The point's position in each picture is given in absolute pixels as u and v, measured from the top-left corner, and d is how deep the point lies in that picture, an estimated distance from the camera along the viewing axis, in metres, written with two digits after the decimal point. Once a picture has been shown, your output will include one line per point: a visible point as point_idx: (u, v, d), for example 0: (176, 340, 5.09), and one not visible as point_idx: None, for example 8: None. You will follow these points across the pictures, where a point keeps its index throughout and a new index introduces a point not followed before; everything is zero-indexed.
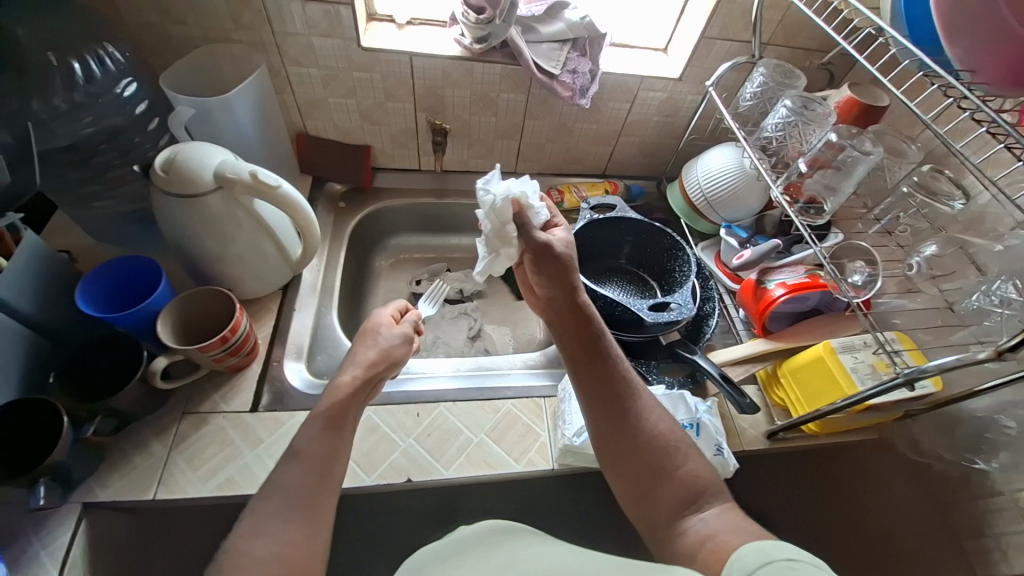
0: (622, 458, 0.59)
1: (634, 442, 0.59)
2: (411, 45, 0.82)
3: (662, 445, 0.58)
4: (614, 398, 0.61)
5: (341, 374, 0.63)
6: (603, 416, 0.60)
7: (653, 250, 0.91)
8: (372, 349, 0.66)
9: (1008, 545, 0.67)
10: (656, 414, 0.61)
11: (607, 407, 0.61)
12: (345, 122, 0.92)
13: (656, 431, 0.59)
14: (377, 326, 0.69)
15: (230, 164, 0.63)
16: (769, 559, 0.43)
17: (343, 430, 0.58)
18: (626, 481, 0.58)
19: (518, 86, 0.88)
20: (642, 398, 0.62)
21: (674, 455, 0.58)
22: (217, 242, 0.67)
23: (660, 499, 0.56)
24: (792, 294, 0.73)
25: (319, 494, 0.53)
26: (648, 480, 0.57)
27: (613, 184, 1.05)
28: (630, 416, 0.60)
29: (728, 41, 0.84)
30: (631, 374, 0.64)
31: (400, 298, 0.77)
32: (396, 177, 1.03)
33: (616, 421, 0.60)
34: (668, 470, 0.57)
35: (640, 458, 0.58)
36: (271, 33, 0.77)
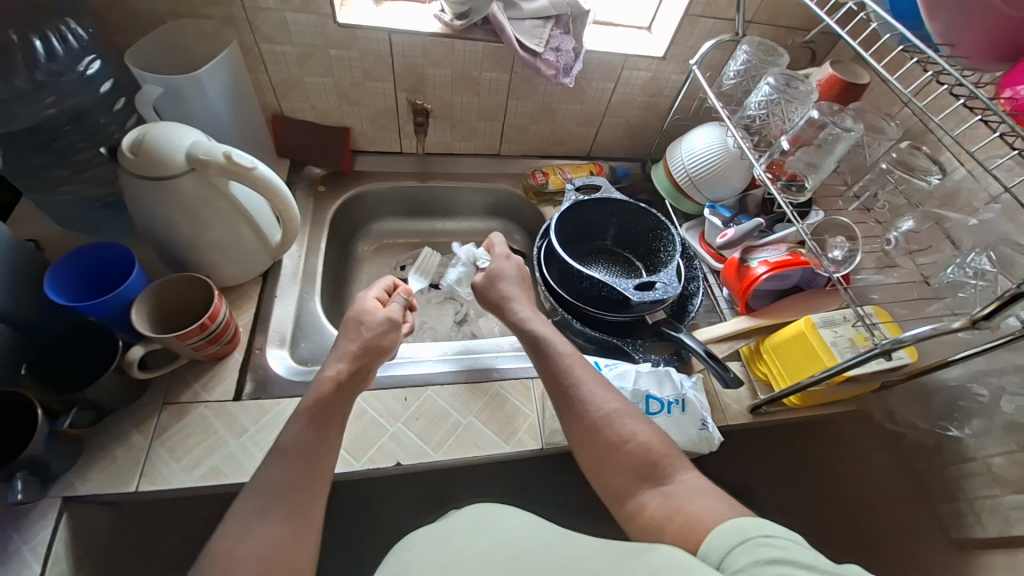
0: (576, 443, 0.60)
1: (584, 428, 0.59)
2: (390, 21, 0.79)
3: (609, 425, 0.59)
4: (557, 390, 0.63)
5: (330, 364, 0.63)
6: (556, 404, 0.63)
7: (638, 232, 0.91)
8: (361, 332, 0.66)
9: (981, 508, 0.69)
10: (603, 395, 0.62)
11: (556, 398, 0.63)
12: (323, 103, 0.89)
13: (603, 411, 0.60)
14: (360, 312, 0.68)
15: (203, 145, 0.61)
16: (746, 537, 0.43)
17: (329, 422, 0.58)
18: (589, 466, 0.59)
19: (500, 65, 0.86)
20: (588, 380, 0.63)
21: (624, 431, 0.58)
22: (193, 227, 0.65)
23: (619, 476, 0.56)
24: (774, 271, 0.74)
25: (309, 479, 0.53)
26: (596, 456, 0.58)
27: (598, 166, 1.04)
28: (574, 400, 0.61)
29: (712, 19, 0.84)
30: (575, 360, 0.65)
31: (386, 277, 0.76)
32: (377, 160, 1.00)
33: (566, 407, 0.62)
34: (617, 446, 0.57)
35: (589, 441, 0.59)
36: (241, 8, 0.74)
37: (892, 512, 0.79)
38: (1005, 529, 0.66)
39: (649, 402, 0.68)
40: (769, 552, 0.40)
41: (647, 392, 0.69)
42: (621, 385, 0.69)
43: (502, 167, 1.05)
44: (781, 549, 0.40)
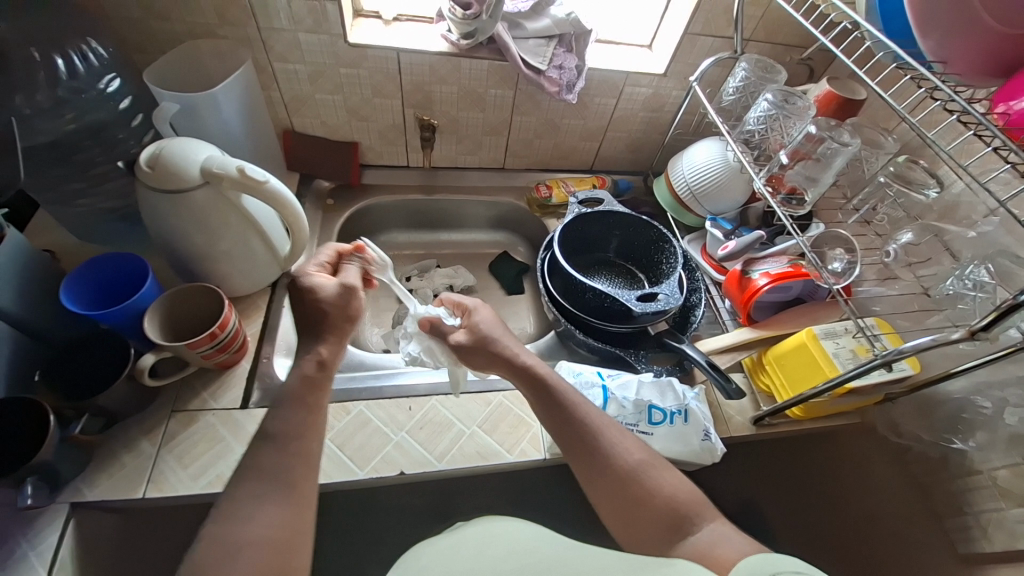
0: (603, 499, 0.57)
1: (611, 482, 0.57)
2: (398, 41, 0.82)
3: (638, 478, 0.57)
4: (578, 443, 0.60)
5: (324, 346, 0.62)
6: (576, 459, 0.59)
7: (641, 244, 0.92)
8: (322, 306, 0.63)
9: (988, 522, 0.69)
10: (623, 444, 0.60)
11: (576, 451, 0.59)
12: (333, 119, 0.92)
13: (628, 463, 0.58)
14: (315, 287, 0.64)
15: (217, 159, 0.63)
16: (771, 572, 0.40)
17: (321, 403, 0.58)
18: (611, 522, 0.57)
19: (505, 82, 0.89)
20: (608, 430, 0.61)
21: (651, 482, 0.57)
22: (205, 239, 0.67)
23: (649, 532, 0.55)
24: (776, 282, 0.75)
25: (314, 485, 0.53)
26: (628, 511, 0.56)
27: (600, 179, 1.06)
28: (598, 453, 0.59)
29: (711, 38, 0.86)
30: (589, 408, 0.63)
31: (322, 245, 0.70)
32: (385, 174, 1.03)
33: (589, 463, 0.58)
34: (644, 499, 0.56)
35: (619, 497, 0.56)
36: (256, 29, 0.77)
37: (898, 539, 0.77)
38: (1013, 542, 0.66)
39: (651, 412, 0.69)
40: None
41: (650, 402, 0.69)
42: (624, 395, 0.69)
43: (507, 180, 1.07)
44: None
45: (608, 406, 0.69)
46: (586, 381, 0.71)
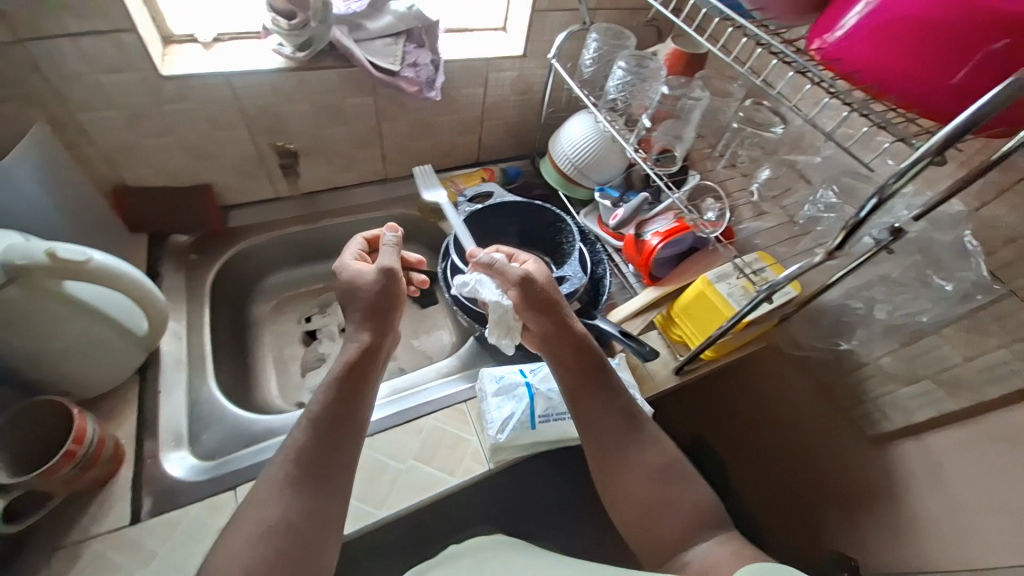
0: (621, 495, 0.61)
1: (638, 483, 0.60)
2: (226, 65, 0.73)
3: (665, 479, 0.60)
4: (615, 439, 0.63)
5: (369, 333, 0.66)
6: (606, 454, 0.62)
7: (539, 229, 0.92)
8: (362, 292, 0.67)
9: (882, 404, 0.78)
10: (657, 442, 0.63)
11: (609, 446, 0.62)
12: (174, 165, 0.80)
13: (658, 463, 0.61)
14: (354, 274, 0.69)
15: (19, 248, 0.52)
16: None
17: (360, 394, 0.62)
18: (624, 518, 0.61)
19: (361, 90, 0.82)
20: (645, 428, 0.64)
21: (675, 484, 0.60)
22: (34, 341, 0.56)
23: (664, 526, 0.58)
24: (667, 240, 0.79)
25: (330, 465, 0.57)
26: (646, 512, 0.59)
27: (488, 171, 1.04)
28: (631, 450, 0.62)
29: (560, 12, 0.86)
30: (632, 405, 0.65)
31: (355, 237, 0.75)
32: (254, 212, 0.92)
33: (620, 448, 0.62)
34: (666, 500, 0.59)
35: (638, 495, 0.60)
36: (41, 80, 0.64)
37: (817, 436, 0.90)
38: (908, 417, 0.75)
39: None
40: None
41: None
42: (548, 388, 0.70)
43: (393, 191, 1.02)
44: None
45: (535, 403, 0.68)
46: (510, 384, 0.70)
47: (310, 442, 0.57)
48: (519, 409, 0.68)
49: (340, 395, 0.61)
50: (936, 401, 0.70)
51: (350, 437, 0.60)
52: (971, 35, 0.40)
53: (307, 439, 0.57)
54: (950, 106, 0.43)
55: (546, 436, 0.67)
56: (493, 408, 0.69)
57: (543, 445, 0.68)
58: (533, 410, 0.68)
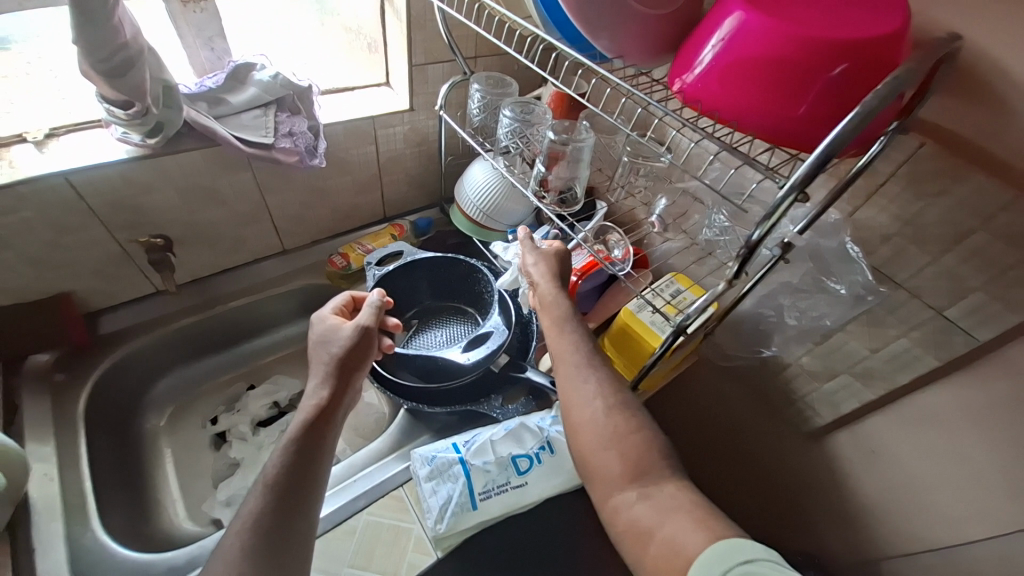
0: (575, 426, 0.56)
1: (592, 408, 0.55)
2: (65, 162, 0.64)
3: (623, 410, 0.55)
4: (579, 369, 0.59)
5: (331, 388, 0.61)
6: (566, 383, 0.59)
7: (455, 280, 0.88)
8: (334, 346, 0.63)
9: (811, 401, 0.80)
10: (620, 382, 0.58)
11: (569, 379, 0.59)
12: (14, 280, 0.69)
13: (617, 397, 0.56)
14: (331, 329, 0.65)
15: None
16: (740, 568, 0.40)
17: (316, 455, 0.56)
18: (580, 450, 0.55)
19: (235, 167, 0.76)
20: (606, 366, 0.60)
21: (632, 419, 0.55)
22: None
23: (615, 460, 0.52)
24: (585, 275, 0.78)
25: (286, 526, 0.50)
26: (602, 443, 0.53)
27: (397, 226, 0.99)
28: (592, 378, 0.58)
29: (437, 64, 0.85)
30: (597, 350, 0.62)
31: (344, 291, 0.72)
32: (132, 313, 0.82)
33: (577, 383, 0.58)
34: (622, 433, 0.53)
35: (593, 425, 0.54)
36: None
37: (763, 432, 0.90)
38: (837, 410, 0.76)
39: (516, 462, 0.66)
40: None
41: (511, 454, 0.66)
42: (483, 460, 0.65)
43: (296, 263, 0.95)
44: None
45: (472, 480, 0.64)
46: (443, 464, 0.65)
47: (267, 504, 0.51)
48: (456, 491, 0.63)
49: (300, 447, 0.55)
50: (856, 392, 0.72)
51: (313, 496, 0.54)
52: (812, 65, 0.42)
53: (261, 503, 0.51)
54: (800, 138, 0.45)
55: (491, 512, 0.63)
56: (428, 494, 0.64)
57: (489, 520, 0.63)
58: (471, 488, 0.63)
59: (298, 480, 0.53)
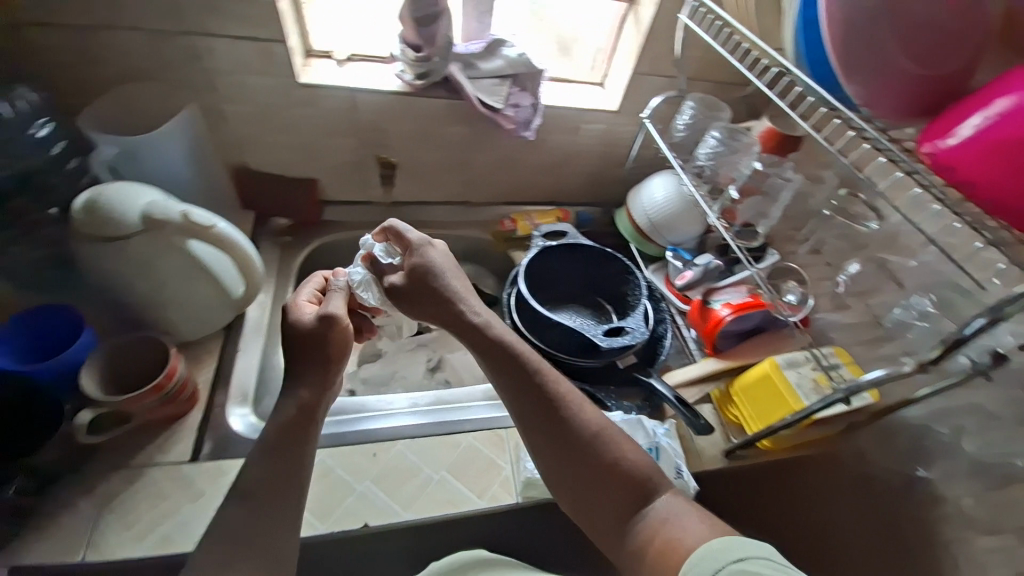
0: (554, 477, 0.56)
1: (565, 455, 0.55)
2: (352, 81, 0.82)
3: (597, 443, 0.56)
4: (545, 410, 0.57)
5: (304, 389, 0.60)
6: (533, 433, 0.57)
7: (606, 273, 0.91)
8: (301, 340, 0.60)
9: (956, 550, 0.67)
10: (587, 409, 0.58)
11: (537, 429, 0.57)
12: (285, 158, 0.90)
13: (590, 427, 0.57)
14: (296, 321, 0.61)
15: (158, 205, 0.60)
16: (741, 556, 0.45)
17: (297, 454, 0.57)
18: (568, 499, 0.56)
19: (461, 121, 0.89)
20: (571, 395, 0.58)
21: (610, 450, 0.55)
22: (149, 286, 0.64)
23: (602, 504, 0.54)
24: (738, 313, 0.77)
25: (269, 514, 0.54)
26: (588, 491, 0.55)
27: (563, 212, 1.06)
28: (559, 422, 0.56)
29: (658, 77, 0.89)
30: (561, 380, 0.59)
31: (314, 273, 0.68)
32: (342, 211, 1.00)
33: (541, 427, 0.56)
34: (605, 471, 0.55)
35: (574, 470, 0.55)
36: (200, 72, 0.74)
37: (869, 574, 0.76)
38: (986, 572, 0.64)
39: None
40: None
41: None
42: None
43: (470, 215, 1.07)
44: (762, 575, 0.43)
45: None
46: None
47: (239, 514, 0.54)
48: None
49: (271, 449, 0.57)
50: None
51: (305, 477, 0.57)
52: None
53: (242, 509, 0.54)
54: None
55: None
56: None
57: None
58: None
59: (286, 474, 0.56)
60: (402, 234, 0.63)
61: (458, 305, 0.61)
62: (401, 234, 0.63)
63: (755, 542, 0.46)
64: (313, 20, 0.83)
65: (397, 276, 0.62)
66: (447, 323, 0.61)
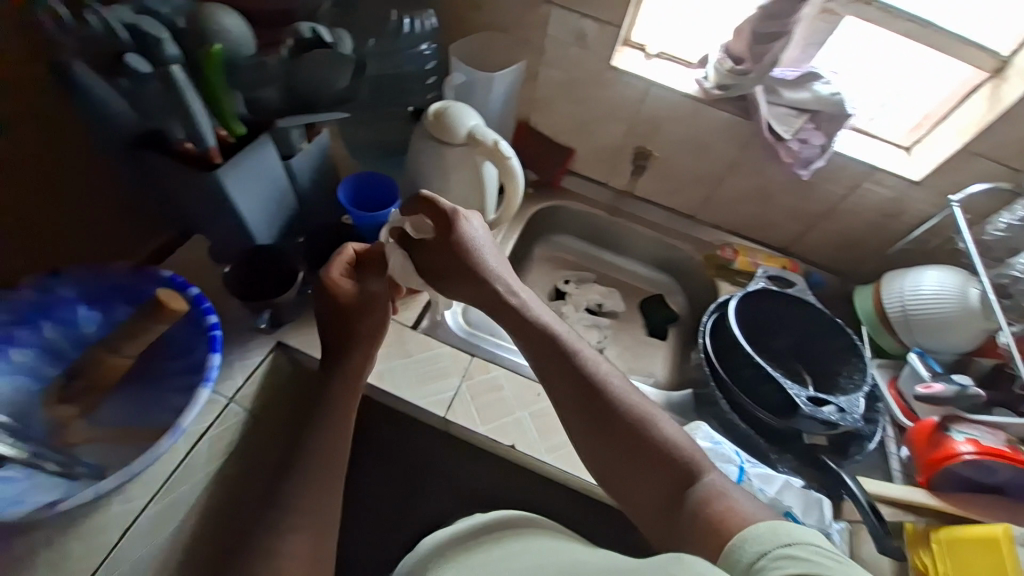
0: (596, 460, 0.58)
1: (604, 436, 0.57)
2: (655, 75, 0.87)
3: (639, 421, 0.57)
4: (580, 389, 0.59)
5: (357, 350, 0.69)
6: (568, 412, 0.59)
7: (827, 344, 0.85)
8: (329, 312, 0.70)
9: None
10: (625, 388, 0.60)
11: (574, 410, 0.59)
12: (563, 124, 0.99)
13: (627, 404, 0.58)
14: (331, 289, 0.68)
15: (482, 129, 0.73)
16: (788, 541, 0.42)
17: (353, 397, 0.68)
18: (611, 484, 0.57)
19: (737, 140, 0.89)
20: (608, 371, 0.61)
21: (648, 428, 0.57)
22: (440, 188, 0.78)
23: (646, 484, 0.55)
24: (982, 456, 0.66)
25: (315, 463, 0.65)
26: (632, 473, 0.55)
27: (793, 263, 0.98)
28: (593, 399, 0.59)
29: (989, 161, 0.78)
30: (592, 358, 0.62)
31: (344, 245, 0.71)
32: (582, 184, 1.07)
33: (574, 400, 0.59)
34: (651, 451, 0.55)
35: (615, 451, 0.56)
36: (541, 33, 0.86)
37: None
38: None
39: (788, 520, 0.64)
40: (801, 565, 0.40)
41: (788, 509, 0.65)
42: (761, 486, 0.67)
43: (693, 230, 1.06)
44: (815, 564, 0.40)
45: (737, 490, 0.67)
46: (724, 455, 0.68)
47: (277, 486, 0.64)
48: None
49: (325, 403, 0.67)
50: None
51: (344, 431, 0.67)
52: None
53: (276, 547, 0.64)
54: None
55: None
56: None
57: None
58: None
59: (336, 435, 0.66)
60: (434, 202, 0.65)
61: (473, 274, 0.64)
62: (432, 202, 0.65)
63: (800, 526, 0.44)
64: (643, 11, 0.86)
65: (429, 251, 0.66)
66: (479, 296, 0.65)
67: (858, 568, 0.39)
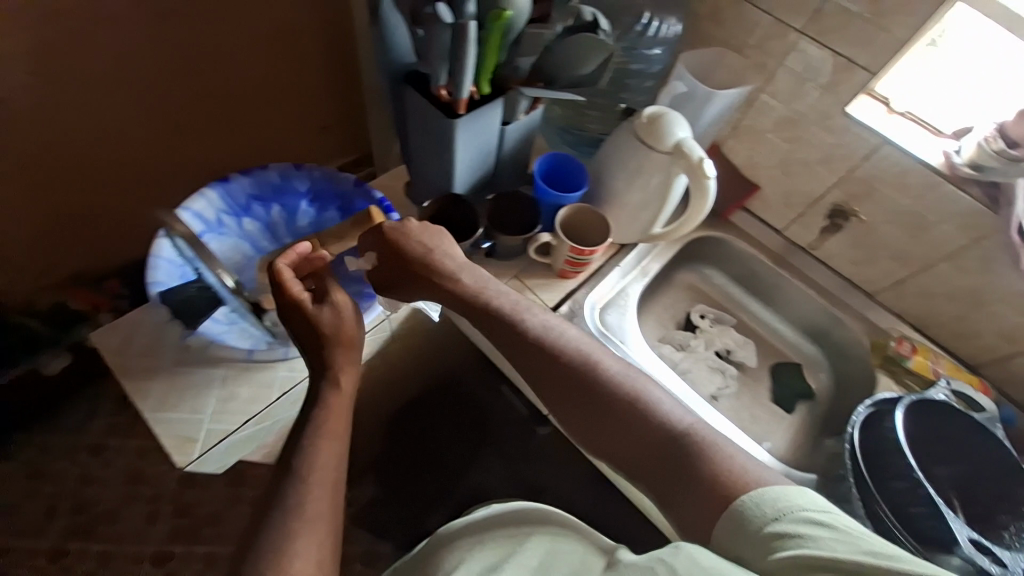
0: (587, 433, 0.65)
1: (584, 405, 0.64)
2: (893, 133, 0.79)
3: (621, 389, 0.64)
4: (561, 369, 0.66)
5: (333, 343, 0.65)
6: (551, 388, 0.67)
7: (1002, 488, 0.76)
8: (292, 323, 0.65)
9: None
10: (603, 355, 0.67)
11: (557, 386, 0.66)
12: (762, 159, 0.93)
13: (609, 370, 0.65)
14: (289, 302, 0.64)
15: (690, 143, 0.72)
16: (793, 502, 0.50)
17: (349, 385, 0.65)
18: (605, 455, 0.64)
19: (970, 231, 0.78)
20: (582, 337, 0.69)
21: (626, 394, 0.64)
22: (623, 186, 0.78)
23: (633, 450, 0.62)
24: None
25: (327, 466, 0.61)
26: (621, 444, 0.62)
27: (983, 385, 0.85)
28: (573, 372, 0.66)
29: None
30: (567, 328, 0.69)
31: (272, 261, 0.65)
32: (755, 225, 1.00)
33: (557, 371, 0.66)
34: (638, 426, 0.62)
35: (600, 422, 0.63)
36: (779, 62, 0.81)
37: None
38: None
39: None
40: (815, 530, 0.47)
41: None
42: None
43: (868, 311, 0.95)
44: (825, 528, 0.47)
45: None
46: None
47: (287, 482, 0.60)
48: None
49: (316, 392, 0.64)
50: None
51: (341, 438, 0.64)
52: None
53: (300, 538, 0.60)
54: None
55: None
56: None
57: None
58: None
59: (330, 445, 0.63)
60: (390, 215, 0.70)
61: (440, 277, 0.69)
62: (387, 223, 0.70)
63: (782, 488, 0.52)
64: (907, 60, 0.77)
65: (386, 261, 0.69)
66: (453, 297, 0.70)
67: (865, 536, 0.46)
